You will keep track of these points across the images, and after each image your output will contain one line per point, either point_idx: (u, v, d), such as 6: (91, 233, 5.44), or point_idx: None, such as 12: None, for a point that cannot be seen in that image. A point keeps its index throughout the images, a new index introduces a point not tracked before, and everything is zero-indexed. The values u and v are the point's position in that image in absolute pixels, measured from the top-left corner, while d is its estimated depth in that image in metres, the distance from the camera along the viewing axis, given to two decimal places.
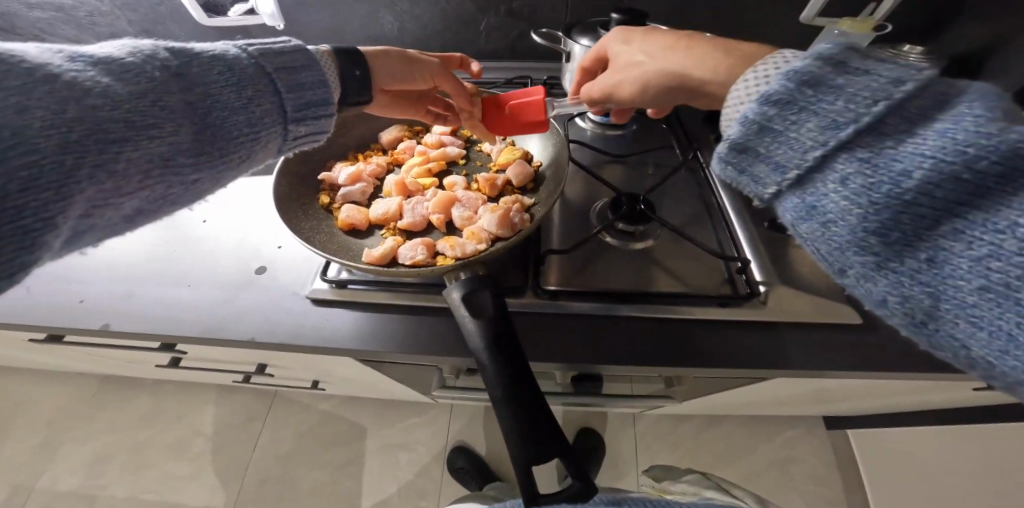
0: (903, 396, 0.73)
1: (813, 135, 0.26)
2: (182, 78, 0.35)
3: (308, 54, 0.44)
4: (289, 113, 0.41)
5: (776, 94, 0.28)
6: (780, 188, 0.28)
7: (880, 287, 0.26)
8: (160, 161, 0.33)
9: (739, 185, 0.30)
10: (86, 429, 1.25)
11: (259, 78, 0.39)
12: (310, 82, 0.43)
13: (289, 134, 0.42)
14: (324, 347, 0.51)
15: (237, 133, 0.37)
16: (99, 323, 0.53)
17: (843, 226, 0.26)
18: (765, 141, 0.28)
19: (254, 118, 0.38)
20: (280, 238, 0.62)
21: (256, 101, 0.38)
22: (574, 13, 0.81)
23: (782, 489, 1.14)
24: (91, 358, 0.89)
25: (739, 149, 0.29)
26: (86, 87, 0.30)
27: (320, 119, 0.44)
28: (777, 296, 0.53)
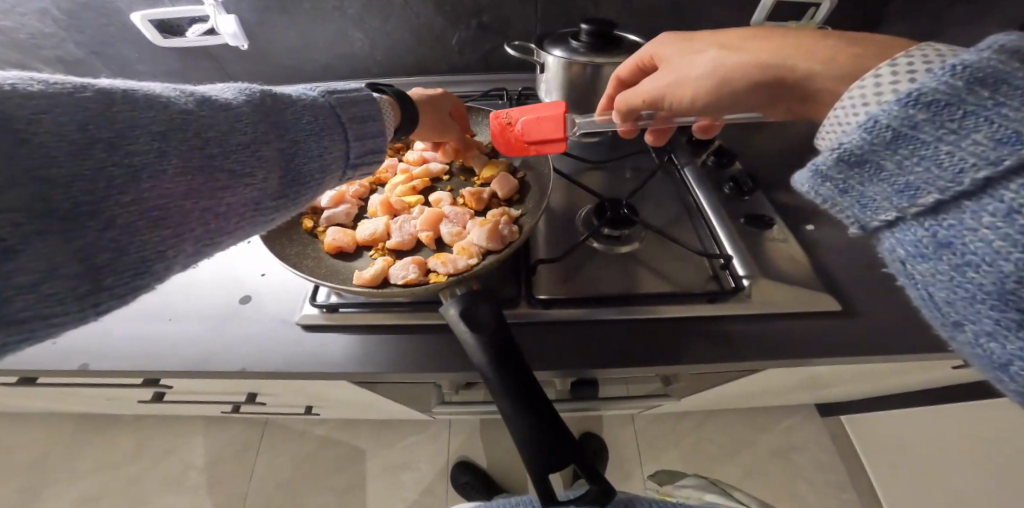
0: (893, 378, 0.75)
1: (963, 157, 0.23)
2: (278, 125, 0.36)
3: (377, 103, 0.45)
4: (351, 160, 0.42)
5: (923, 95, 0.24)
6: (904, 213, 0.25)
7: (1010, 348, 0.22)
8: (248, 206, 0.34)
9: (838, 206, 0.28)
10: (70, 472, 1.20)
11: (331, 127, 0.40)
12: (374, 132, 0.43)
13: (345, 178, 0.42)
14: (318, 372, 0.50)
15: (308, 179, 0.38)
16: (78, 363, 0.52)
17: (986, 272, 0.22)
18: (897, 154, 0.25)
19: (324, 166, 0.39)
20: (264, 266, 0.61)
21: (329, 150, 0.39)
22: (545, 23, 0.82)
23: (783, 478, 1.16)
24: (72, 398, 0.86)
25: (850, 162, 0.27)
26: (207, 132, 0.32)
27: (380, 163, 0.45)
28: (760, 288, 0.54)
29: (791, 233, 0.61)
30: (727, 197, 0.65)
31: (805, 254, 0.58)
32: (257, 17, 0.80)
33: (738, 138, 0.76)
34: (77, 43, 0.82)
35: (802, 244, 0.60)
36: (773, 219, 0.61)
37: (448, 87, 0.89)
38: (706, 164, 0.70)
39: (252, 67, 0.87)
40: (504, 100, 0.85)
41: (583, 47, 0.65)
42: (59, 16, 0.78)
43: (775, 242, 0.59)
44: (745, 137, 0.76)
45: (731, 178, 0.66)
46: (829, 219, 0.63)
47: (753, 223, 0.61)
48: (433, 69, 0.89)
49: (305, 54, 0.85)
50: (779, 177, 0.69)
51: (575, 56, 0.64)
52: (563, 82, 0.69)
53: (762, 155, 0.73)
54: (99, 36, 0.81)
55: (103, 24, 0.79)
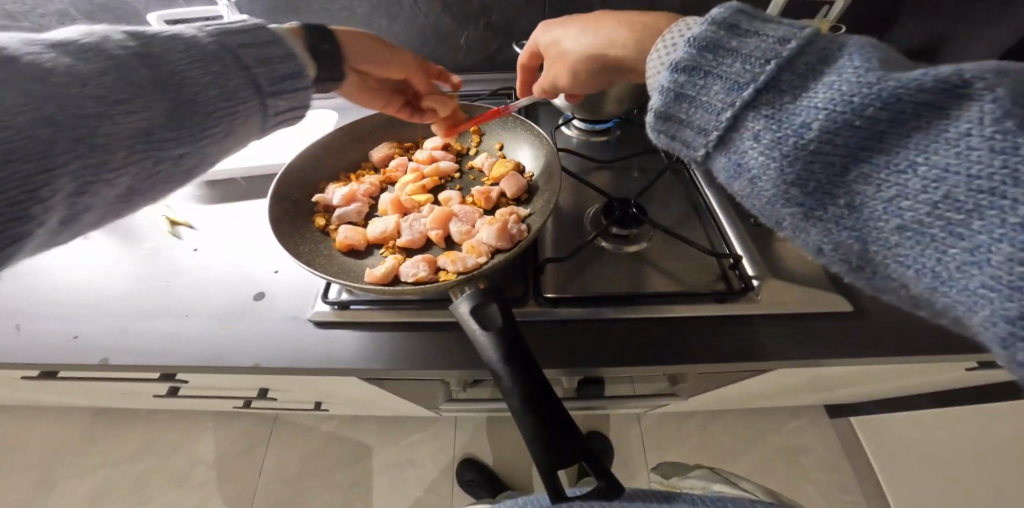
0: (901, 380, 0.74)
1: (722, 96, 0.30)
2: (145, 58, 0.36)
3: (270, 33, 0.45)
4: (265, 88, 0.42)
5: (683, 60, 0.32)
6: (708, 149, 0.32)
7: (909, 262, 0.25)
8: (140, 135, 0.35)
9: (674, 149, 0.35)
10: (84, 465, 1.23)
11: (220, 56, 0.40)
12: (281, 59, 0.44)
13: (269, 109, 0.43)
14: (330, 368, 0.51)
15: (213, 107, 0.39)
16: (98, 358, 0.53)
17: (765, 180, 0.29)
18: (683, 105, 0.33)
19: (227, 91, 0.40)
20: (276, 263, 0.62)
21: (225, 75, 0.40)
22: (551, 24, 0.82)
23: (791, 479, 1.15)
24: (86, 392, 0.88)
25: (665, 117, 0.34)
26: (51, 69, 0.32)
27: (299, 91, 0.45)
28: (769, 288, 0.54)
29: None
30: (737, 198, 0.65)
31: None
32: (267, 18, 0.81)
33: None
34: None
35: None
36: None
37: None
38: None
39: None
40: (512, 99, 0.85)
41: None
42: (76, 17, 0.79)
43: (785, 242, 0.59)
44: None
45: None
46: None
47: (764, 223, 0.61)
48: None
49: None
50: None
51: None
52: None
53: None
54: None
55: (119, 25, 0.81)
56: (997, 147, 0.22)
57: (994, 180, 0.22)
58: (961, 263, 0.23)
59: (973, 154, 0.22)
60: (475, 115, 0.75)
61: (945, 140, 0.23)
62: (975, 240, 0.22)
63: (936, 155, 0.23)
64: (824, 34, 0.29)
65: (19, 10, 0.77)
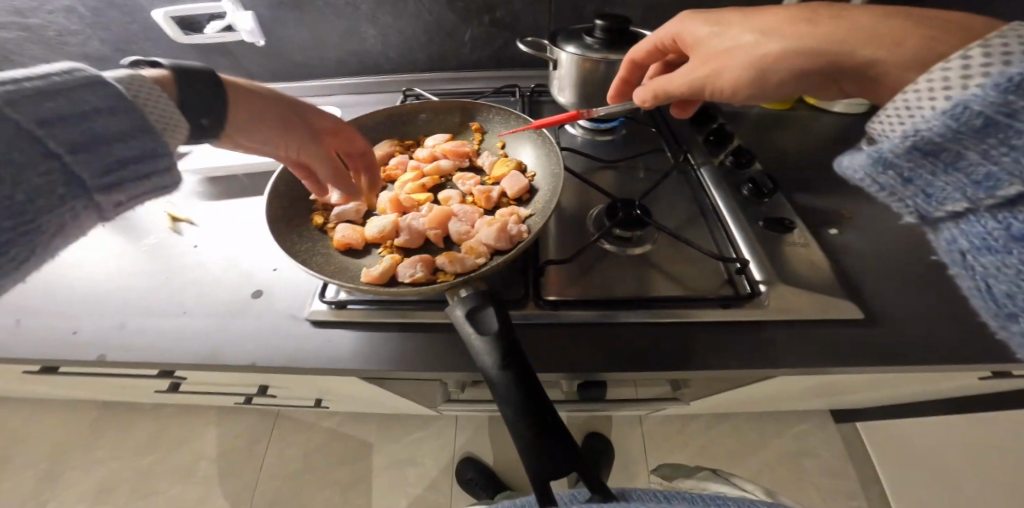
0: (910, 387, 0.73)
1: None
2: None
3: (109, 89, 0.36)
4: (94, 180, 0.35)
5: (974, 112, 0.24)
6: (956, 211, 0.27)
7: None
8: None
9: (905, 194, 0.29)
10: (88, 458, 1.23)
11: (20, 147, 0.31)
12: (115, 133, 0.35)
13: (102, 202, 0.37)
14: (325, 369, 0.50)
15: (15, 221, 0.32)
16: (94, 354, 0.53)
17: None
18: (966, 152, 0.25)
19: (30, 201, 0.33)
20: (275, 261, 0.62)
21: (28, 177, 0.32)
22: (558, 21, 0.81)
23: (796, 485, 1.13)
24: (88, 386, 0.89)
25: (921, 154, 0.27)
26: None
27: (141, 171, 0.37)
28: (777, 294, 0.53)
29: (811, 237, 0.59)
30: (746, 200, 0.64)
31: (826, 259, 0.57)
32: (272, 14, 0.81)
33: (754, 141, 0.76)
34: (101, 41, 0.83)
35: (822, 249, 0.58)
36: (794, 222, 0.60)
37: (461, 83, 0.89)
38: (723, 164, 0.69)
39: (260, 61, 0.88)
40: (517, 97, 0.84)
41: (597, 43, 0.64)
42: (84, 14, 0.79)
43: (795, 246, 0.58)
44: (760, 139, 0.76)
45: (750, 180, 0.64)
46: (852, 224, 0.62)
47: (773, 226, 0.59)
48: (443, 66, 0.89)
49: (316, 51, 0.86)
50: (796, 182, 0.69)
51: (589, 53, 0.64)
52: (576, 79, 0.68)
53: (779, 159, 0.72)
54: (113, 30, 0.82)
55: (125, 22, 0.81)
56: None
57: None
58: None
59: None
60: (479, 113, 0.73)
61: None
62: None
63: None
64: None
65: (27, 7, 0.78)
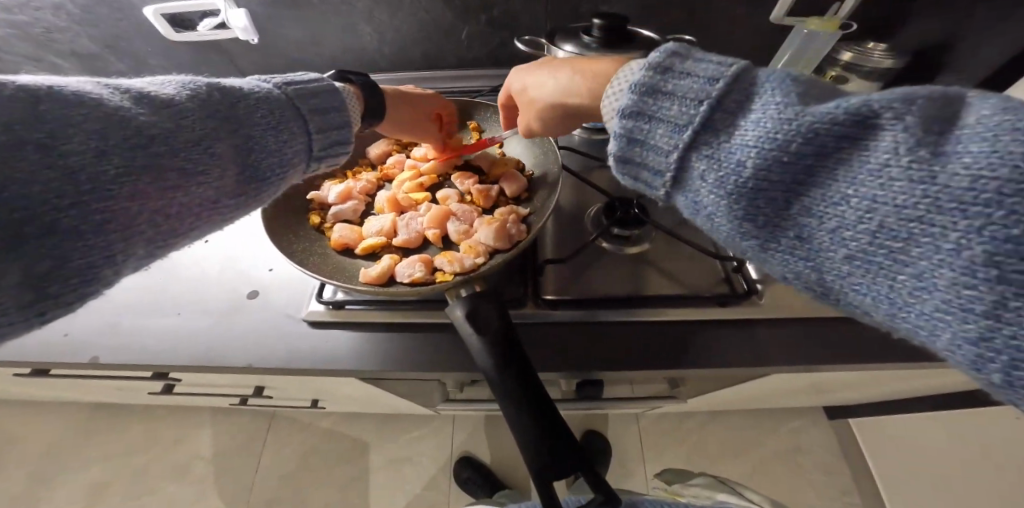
0: (903, 384, 0.74)
1: (667, 139, 0.31)
2: (225, 117, 0.35)
3: (339, 95, 0.45)
4: (314, 152, 0.42)
5: (627, 108, 0.33)
6: (667, 189, 0.32)
7: (863, 290, 0.26)
8: (208, 204, 0.34)
9: (640, 189, 0.34)
10: (82, 460, 1.22)
11: (292, 120, 0.39)
12: (337, 123, 0.43)
13: (311, 170, 0.42)
14: (326, 370, 0.50)
15: (268, 172, 0.38)
16: (89, 356, 0.52)
17: (720, 215, 0.30)
18: (636, 150, 0.33)
19: (284, 160, 0.39)
20: (272, 261, 0.61)
21: (289, 142, 0.39)
22: (554, 19, 0.81)
23: (790, 482, 1.14)
24: (82, 388, 0.88)
25: (625, 160, 0.34)
26: (141, 127, 0.31)
27: (346, 155, 0.45)
28: (774, 292, 0.53)
29: None
30: None
31: None
32: (265, 11, 0.80)
33: None
34: (90, 38, 0.82)
35: None
36: None
37: (457, 81, 0.88)
38: None
39: (253, 58, 0.87)
40: None
41: (596, 42, 0.64)
42: (74, 10, 0.78)
43: None
44: None
45: None
46: None
47: None
48: (439, 65, 0.88)
49: (311, 49, 0.85)
50: None
51: (587, 52, 0.64)
52: None
53: None
54: (103, 26, 0.81)
55: (116, 18, 0.80)
56: (916, 176, 0.23)
57: (920, 208, 0.23)
58: (911, 290, 0.23)
59: (896, 184, 0.23)
60: (476, 111, 0.73)
61: (870, 172, 0.24)
62: (917, 266, 0.23)
63: (864, 187, 0.24)
64: (745, 71, 0.30)
65: (16, 3, 0.76)
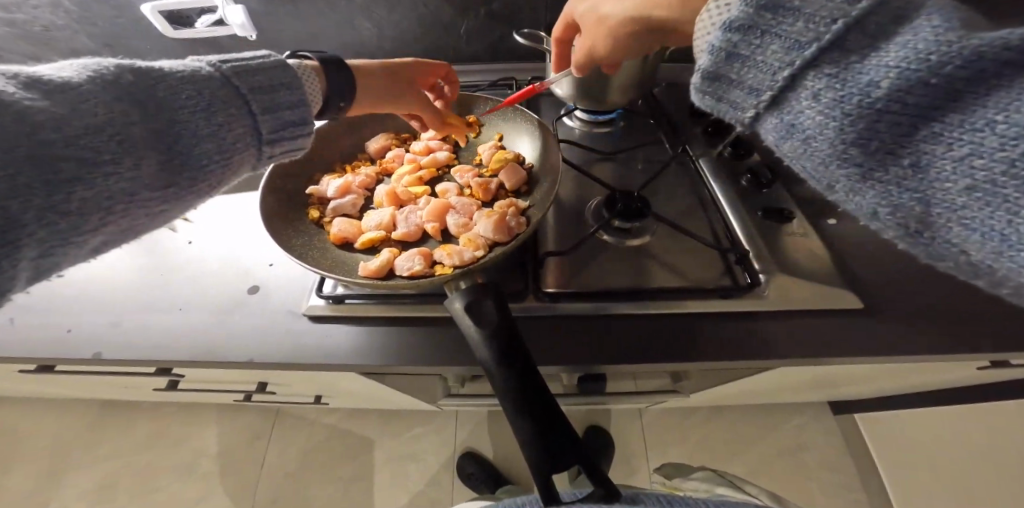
0: (907, 378, 0.73)
1: (778, 57, 0.25)
2: (141, 103, 0.34)
3: (286, 72, 0.43)
4: (264, 135, 0.40)
5: (738, 19, 0.27)
6: (758, 110, 0.27)
7: (979, 228, 0.21)
8: (123, 196, 0.32)
9: (717, 114, 0.29)
10: (89, 457, 1.23)
11: (232, 102, 0.38)
12: (291, 103, 0.42)
13: (263, 155, 0.41)
14: (324, 365, 0.50)
15: (206, 160, 0.36)
16: (91, 352, 0.53)
17: (820, 139, 0.24)
18: (734, 66, 0.27)
19: (225, 144, 0.37)
20: (272, 256, 0.61)
21: (229, 125, 0.37)
22: (554, 12, 0.80)
23: (794, 477, 1.14)
24: (82, 385, 0.88)
25: (712, 77, 0.28)
26: (36, 118, 0.29)
27: (302, 136, 0.44)
28: (777, 285, 0.53)
29: (810, 227, 0.59)
30: (744, 190, 0.64)
31: (827, 251, 0.57)
32: (262, 7, 0.80)
33: None
34: (89, 36, 0.82)
35: (821, 239, 0.58)
36: (793, 212, 0.60)
37: (457, 76, 0.88)
38: (722, 155, 0.69)
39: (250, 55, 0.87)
40: (514, 89, 0.83)
41: None
42: (72, 9, 0.78)
43: (794, 236, 0.58)
44: None
45: (750, 170, 0.64)
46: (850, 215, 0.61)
47: (772, 216, 0.59)
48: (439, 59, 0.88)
49: (309, 44, 0.85)
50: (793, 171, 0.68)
51: None
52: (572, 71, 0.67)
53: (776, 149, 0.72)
54: (101, 24, 0.81)
55: (113, 16, 0.80)
56: None
57: None
58: None
59: None
60: (476, 105, 0.73)
61: None
62: None
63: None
64: None
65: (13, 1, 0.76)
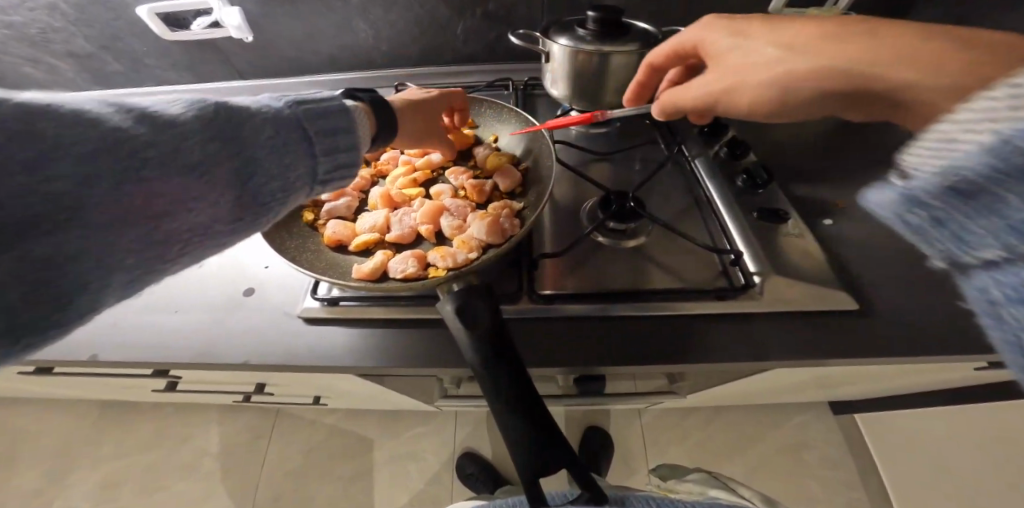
0: (907, 378, 0.73)
1: None
2: (230, 141, 0.34)
3: (350, 114, 0.43)
4: (319, 176, 0.40)
5: None
6: (1003, 258, 0.20)
7: None
8: (198, 231, 0.32)
9: (923, 237, 0.23)
10: (91, 459, 1.23)
11: (298, 141, 0.38)
12: (348, 146, 0.42)
13: (314, 193, 0.41)
14: (320, 365, 0.50)
15: (269, 198, 0.36)
16: (88, 354, 0.53)
17: None
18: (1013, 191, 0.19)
19: (287, 183, 0.37)
20: (268, 258, 0.61)
21: (293, 165, 0.37)
22: (550, 12, 0.80)
23: (796, 476, 1.14)
24: (83, 386, 0.89)
25: (952, 192, 0.21)
26: (143, 152, 0.29)
27: (354, 178, 0.43)
28: (773, 286, 0.52)
29: (807, 228, 0.59)
30: (740, 190, 0.64)
31: (822, 251, 0.57)
32: (259, 8, 0.80)
33: (748, 130, 0.75)
34: (87, 38, 0.82)
35: (817, 239, 0.58)
36: (789, 213, 0.60)
37: (455, 77, 0.88)
38: (718, 155, 0.68)
39: (248, 56, 0.87)
40: (510, 90, 0.83)
41: (589, 35, 0.64)
42: (69, 11, 0.78)
43: (790, 237, 0.58)
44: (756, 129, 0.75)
45: (745, 170, 0.64)
46: (847, 215, 0.62)
47: (768, 217, 0.59)
48: (436, 60, 0.88)
49: (307, 46, 0.85)
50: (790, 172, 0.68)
51: (580, 44, 0.63)
52: (568, 72, 0.67)
53: (773, 149, 0.72)
54: (99, 26, 0.81)
55: (111, 18, 0.80)
56: None
57: None
58: None
59: None
60: (471, 107, 0.73)
61: None
62: None
63: None
64: None
65: (10, 3, 0.76)
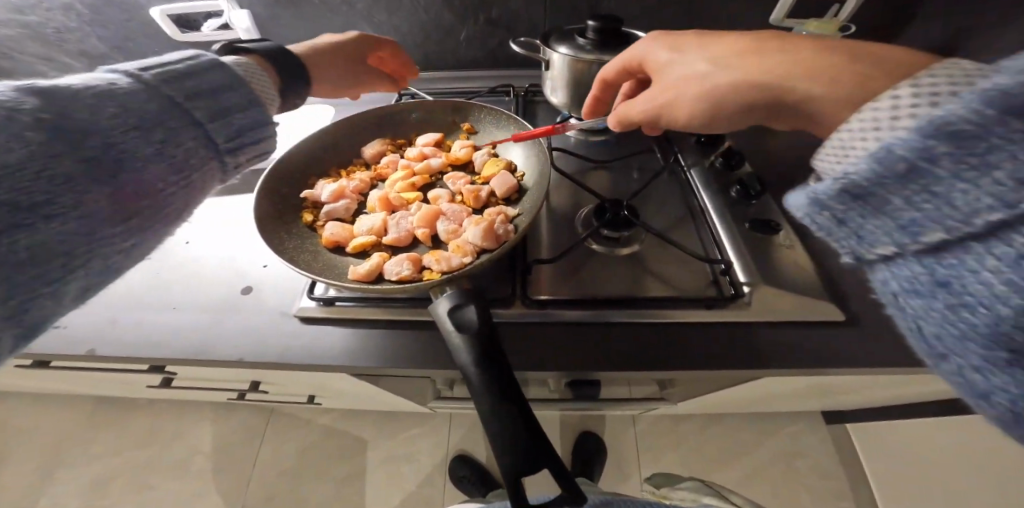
0: (895, 389, 0.74)
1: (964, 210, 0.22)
2: (74, 132, 0.32)
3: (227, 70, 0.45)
4: (220, 145, 0.42)
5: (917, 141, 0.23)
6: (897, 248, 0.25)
7: None
8: (81, 237, 0.32)
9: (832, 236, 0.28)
10: (84, 454, 1.23)
11: (172, 117, 0.38)
12: (258, 116, 0.45)
13: (227, 165, 0.43)
14: (313, 364, 0.51)
15: (160, 183, 0.37)
16: (85, 349, 0.53)
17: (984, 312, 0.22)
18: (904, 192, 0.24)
19: (178, 162, 0.38)
20: (266, 257, 0.62)
21: (170, 145, 0.38)
22: (553, 20, 0.81)
23: (787, 486, 1.14)
24: (80, 381, 0.89)
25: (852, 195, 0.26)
26: None
27: (264, 139, 0.45)
28: (762, 296, 0.53)
29: (798, 239, 0.60)
30: (734, 201, 0.65)
31: (811, 261, 0.57)
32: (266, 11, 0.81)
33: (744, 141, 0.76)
34: (97, 37, 0.84)
35: (808, 251, 0.59)
36: (781, 224, 0.61)
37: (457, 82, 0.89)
38: (713, 165, 0.70)
39: None
40: (512, 96, 0.84)
41: (590, 45, 0.65)
42: (81, 10, 0.80)
43: (781, 247, 0.59)
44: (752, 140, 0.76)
45: (739, 181, 0.65)
46: None
47: (759, 227, 0.60)
48: (439, 65, 0.89)
49: None
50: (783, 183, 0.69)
51: (580, 54, 0.64)
52: (568, 80, 0.68)
53: (768, 161, 0.73)
54: None
55: None
56: None
57: None
58: None
59: None
60: (472, 112, 0.74)
61: None
62: None
63: None
64: None
65: None
